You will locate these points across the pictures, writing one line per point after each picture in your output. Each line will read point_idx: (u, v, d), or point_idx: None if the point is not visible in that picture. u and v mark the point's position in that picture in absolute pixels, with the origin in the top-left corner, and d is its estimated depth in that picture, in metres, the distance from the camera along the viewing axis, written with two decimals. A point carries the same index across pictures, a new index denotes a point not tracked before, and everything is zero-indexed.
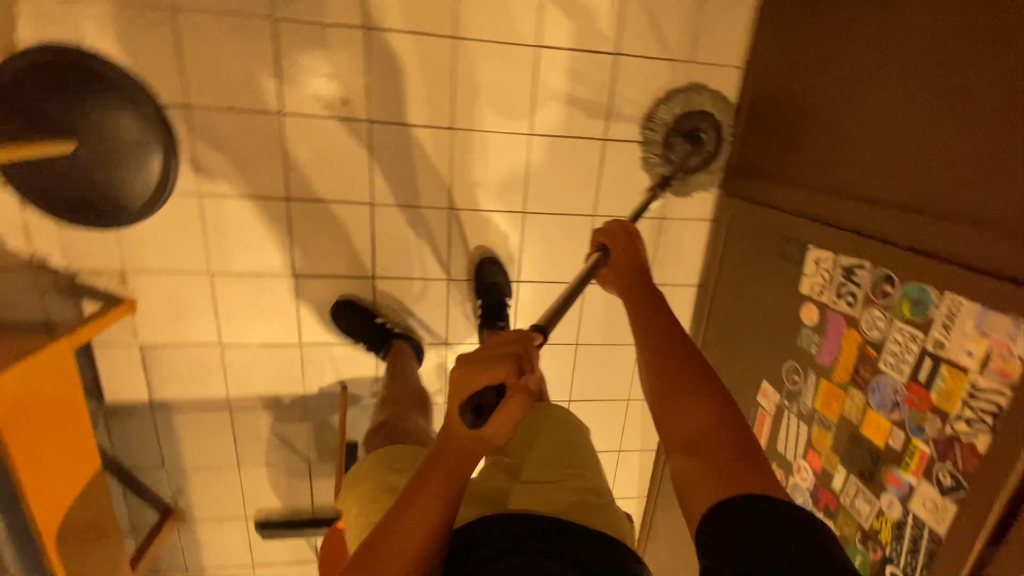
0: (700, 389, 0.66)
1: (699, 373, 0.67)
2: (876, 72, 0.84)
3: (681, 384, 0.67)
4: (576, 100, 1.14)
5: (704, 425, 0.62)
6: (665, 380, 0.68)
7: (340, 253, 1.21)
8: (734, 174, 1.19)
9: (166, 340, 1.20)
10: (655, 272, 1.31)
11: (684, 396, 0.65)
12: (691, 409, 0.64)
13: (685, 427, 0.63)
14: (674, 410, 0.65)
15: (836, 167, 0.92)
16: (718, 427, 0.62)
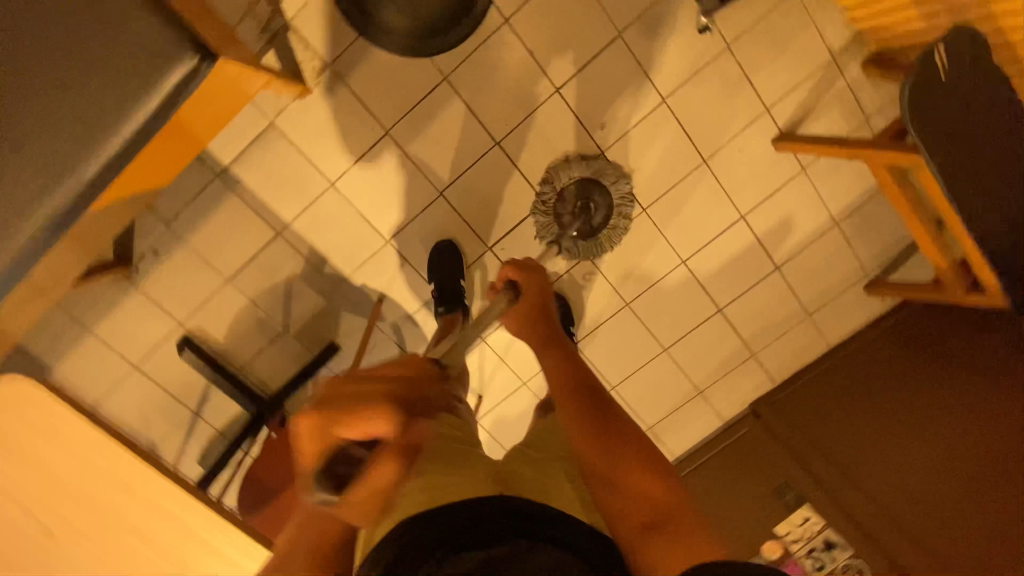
0: (617, 440, 0.62)
1: (609, 407, 0.67)
2: (942, 437, 1.17)
3: (594, 434, 0.63)
4: (727, 270, 1.32)
5: (638, 471, 0.59)
6: (596, 441, 0.62)
7: (483, 209, 1.24)
8: (770, 407, 1.39)
9: (293, 139, 1.15)
10: (660, 425, 1.43)
11: (607, 442, 0.62)
12: (631, 461, 0.60)
13: (635, 497, 0.58)
14: (609, 472, 0.60)
15: (872, 468, 1.22)
16: (667, 494, 0.59)
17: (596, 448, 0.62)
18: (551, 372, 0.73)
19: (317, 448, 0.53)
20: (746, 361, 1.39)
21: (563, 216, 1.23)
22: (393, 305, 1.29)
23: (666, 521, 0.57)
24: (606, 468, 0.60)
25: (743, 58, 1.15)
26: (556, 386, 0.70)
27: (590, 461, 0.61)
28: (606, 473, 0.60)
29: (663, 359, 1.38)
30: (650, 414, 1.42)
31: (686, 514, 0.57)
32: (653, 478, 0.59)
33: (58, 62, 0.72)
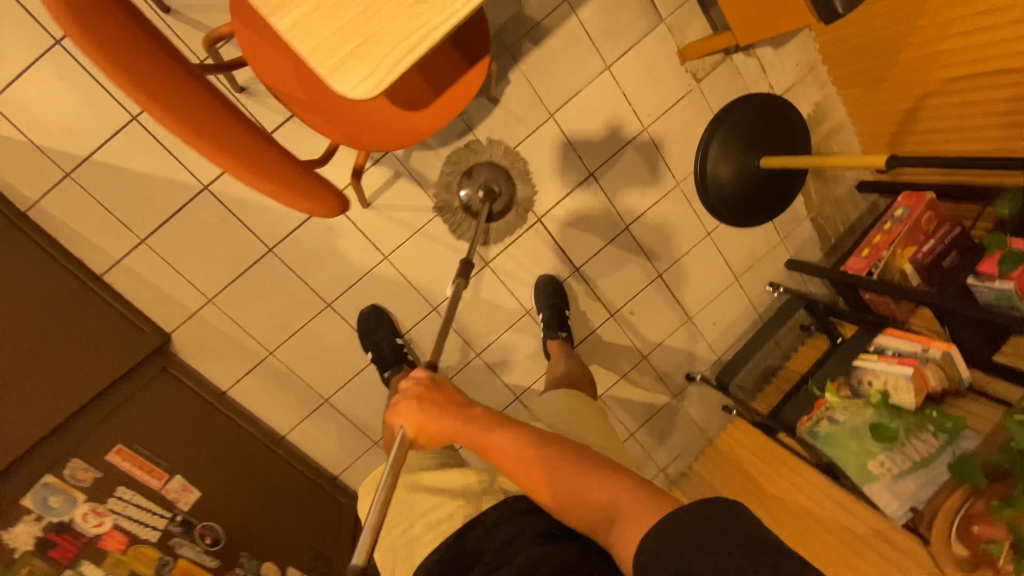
0: (580, 471, 0.68)
1: (563, 448, 0.71)
2: None
3: (567, 476, 0.68)
4: None
5: (596, 489, 0.65)
6: (563, 479, 0.68)
7: (570, 214, 1.31)
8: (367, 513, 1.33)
9: (646, 38, 1.23)
10: (331, 411, 1.27)
11: (581, 470, 0.68)
12: (589, 481, 0.66)
13: (602, 518, 0.64)
14: (575, 498, 0.66)
15: None
16: (625, 504, 0.63)
17: (574, 464, 0.69)
18: (496, 443, 0.73)
19: None
20: None
21: (471, 203, 1.22)
22: (483, 110, 1.18)
23: (618, 517, 0.62)
24: (565, 504, 0.67)
25: (666, 408, 1.54)
26: (501, 459, 0.72)
27: (550, 500, 0.68)
28: (564, 508, 0.67)
29: None
30: (345, 398, 1.27)
31: (639, 501, 0.62)
32: (608, 503, 0.64)
33: None
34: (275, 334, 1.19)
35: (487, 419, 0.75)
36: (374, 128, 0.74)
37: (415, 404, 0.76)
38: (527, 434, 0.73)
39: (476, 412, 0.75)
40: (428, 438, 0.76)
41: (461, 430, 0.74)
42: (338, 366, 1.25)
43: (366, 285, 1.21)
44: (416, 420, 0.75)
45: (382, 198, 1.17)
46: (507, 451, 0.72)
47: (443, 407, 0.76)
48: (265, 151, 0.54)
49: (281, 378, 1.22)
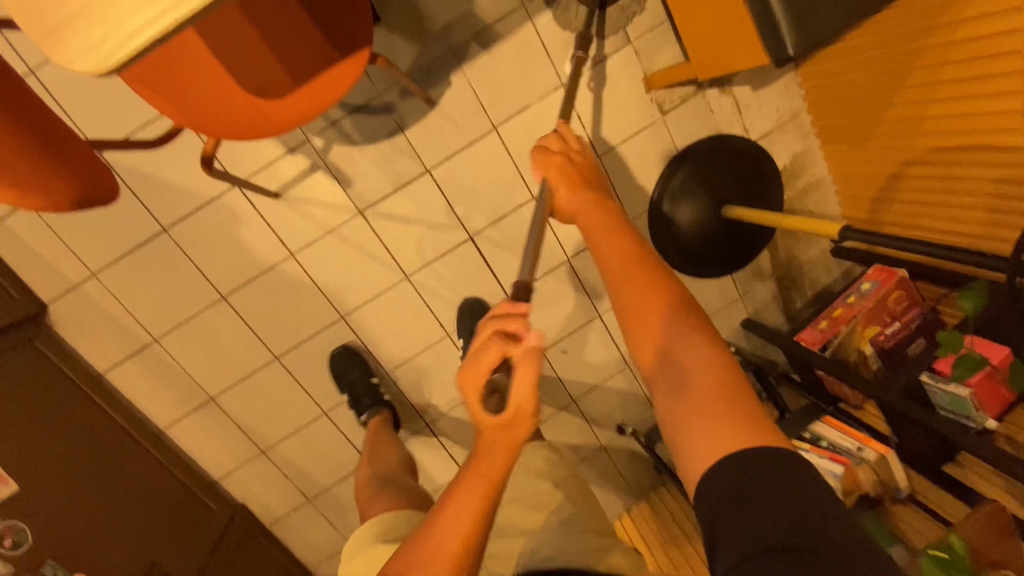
0: (660, 296, 0.56)
1: (642, 270, 0.59)
2: None
3: (638, 312, 0.56)
4: None
5: (669, 328, 0.54)
6: (637, 303, 0.57)
7: (506, 236, 1.20)
8: (242, 525, 1.22)
9: (609, 59, 1.12)
10: (216, 410, 1.18)
11: (654, 301, 0.56)
12: (654, 316, 0.56)
13: (669, 370, 0.53)
14: (657, 343, 0.55)
15: None
16: (702, 359, 0.52)
17: (666, 297, 0.56)
18: (603, 241, 0.63)
19: (484, 369, 0.52)
20: (301, 496, 1.27)
21: (546, 37, 1.08)
22: (417, 112, 1.08)
23: (688, 385, 0.51)
24: (655, 326, 0.55)
25: (592, 458, 1.42)
26: (602, 257, 0.62)
27: (635, 336, 0.57)
28: (642, 335, 0.56)
29: (311, 409, 1.21)
30: (233, 398, 1.18)
31: (723, 384, 0.50)
32: (699, 352, 0.52)
33: None
34: (161, 320, 1.10)
35: (586, 228, 0.67)
36: (220, 112, 0.64)
37: (558, 159, 0.74)
38: (614, 241, 0.63)
39: (586, 200, 0.70)
40: (563, 211, 0.73)
41: (586, 215, 0.68)
42: (228, 363, 1.15)
43: (268, 282, 1.12)
44: (563, 184, 0.72)
45: (296, 192, 1.08)
46: (609, 251, 0.62)
47: (589, 173, 0.74)
48: (38, 158, 0.49)
49: (164, 367, 1.13)
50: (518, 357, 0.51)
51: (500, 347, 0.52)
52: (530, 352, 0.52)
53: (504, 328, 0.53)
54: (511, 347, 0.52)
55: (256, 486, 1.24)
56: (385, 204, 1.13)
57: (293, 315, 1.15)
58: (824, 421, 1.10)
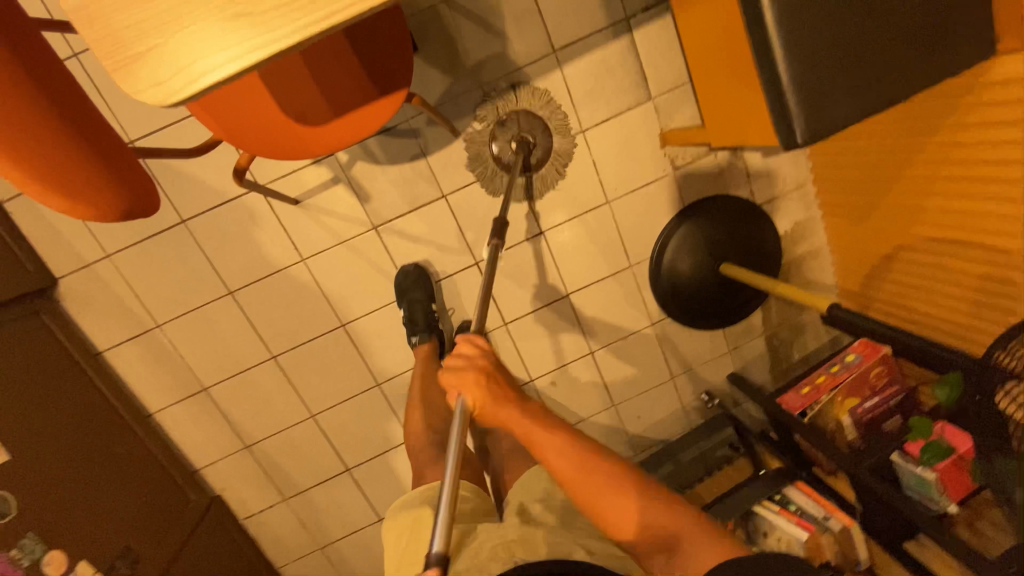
0: (618, 487, 0.70)
1: (592, 466, 0.70)
2: None
3: (613, 507, 0.69)
4: (386, 478, 1.33)
5: (636, 513, 0.69)
6: (602, 500, 0.69)
7: (511, 266, 1.24)
8: (216, 516, 1.24)
9: (630, 112, 1.17)
10: (207, 400, 1.20)
11: (620, 495, 0.69)
12: (624, 506, 0.69)
13: (654, 547, 0.69)
14: (627, 527, 0.69)
15: None
16: (677, 527, 0.68)
17: (623, 488, 0.70)
18: (545, 439, 0.72)
19: None
20: (277, 494, 1.29)
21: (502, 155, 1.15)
22: (441, 140, 1.12)
23: (677, 549, 0.67)
24: (626, 522, 0.69)
25: None
26: (552, 467, 0.72)
27: (623, 529, 0.69)
28: (624, 529, 0.69)
29: (300, 410, 1.24)
30: (225, 391, 1.20)
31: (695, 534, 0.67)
32: (672, 525, 0.68)
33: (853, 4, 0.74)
34: (166, 307, 1.13)
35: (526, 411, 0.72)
36: (258, 128, 0.67)
37: (474, 381, 0.70)
38: (558, 441, 0.71)
39: (514, 399, 0.72)
40: (483, 416, 0.72)
41: (517, 423, 0.72)
42: (226, 357, 1.18)
43: (276, 283, 1.15)
44: (477, 396, 0.70)
45: (315, 201, 1.12)
46: (558, 458, 0.71)
47: (498, 383, 0.72)
48: (96, 178, 0.53)
49: (162, 352, 1.16)
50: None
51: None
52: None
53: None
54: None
55: (235, 479, 1.26)
56: (398, 222, 1.16)
57: (295, 318, 1.18)
58: (796, 487, 1.12)
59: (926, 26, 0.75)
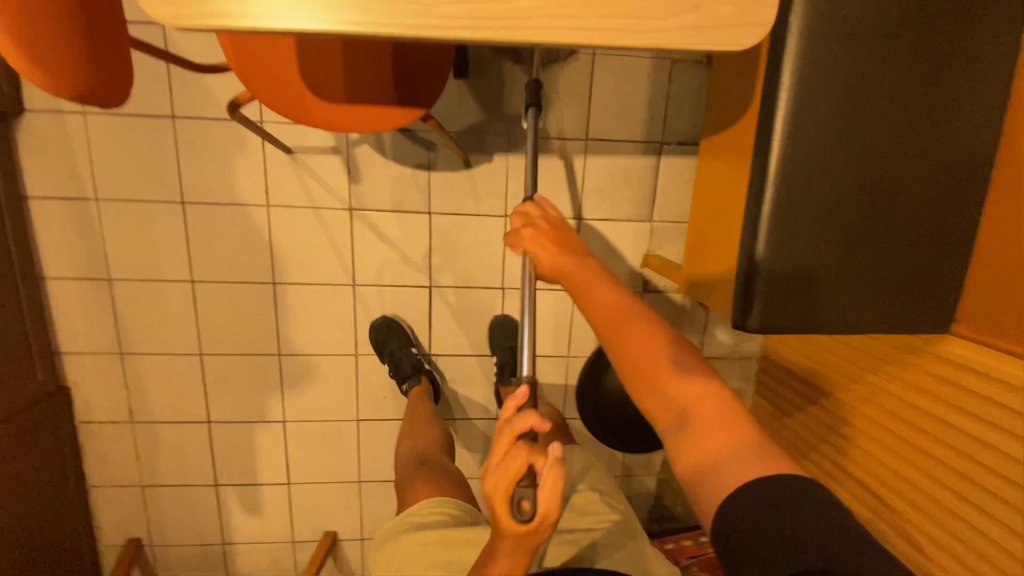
0: (655, 345, 0.61)
1: (640, 318, 0.64)
2: None
3: (648, 344, 0.61)
4: (243, 446, 1.26)
5: (668, 376, 0.59)
6: (638, 351, 0.61)
7: (460, 305, 1.23)
8: (54, 407, 1.16)
9: (628, 223, 1.21)
10: (107, 293, 1.14)
11: (660, 343, 0.62)
12: (659, 348, 0.61)
13: (679, 415, 0.57)
14: (651, 389, 0.60)
15: None
16: (703, 403, 0.57)
17: (660, 338, 0.62)
18: (590, 286, 0.68)
19: (510, 480, 0.57)
20: (129, 414, 1.22)
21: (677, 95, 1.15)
22: (450, 163, 1.14)
23: (694, 436, 0.55)
24: (637, 346, 0.62)
25: None
26: (592, 307, 0.67)
27: (646, 362, 0.61)
28: (648, 386, 0.60)
29: (192, 342, 1.18)
30: (129, 292, 1.15)
31: (736, 423, 0.55)
32: (700, 399, 0.57)
33: (847, 226, 0.78)
34: (114, 188, 1.09)
35: (586, 266, 0.71)
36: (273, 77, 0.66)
37: (532, 233, 0.76)
38: (607, 290, 0.67)
39: (578, 257, 0.72)
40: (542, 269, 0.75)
41: (569, 271, 0.71)
42: (147, 260, 1.13)
43: (231, 215, 1.12)
44: (539, 248, 0.74)
45: (307, 160, 1.10)
46: (599, 303, 0.66)
47: (569, 245, 0.74)
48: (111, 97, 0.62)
49: (88, 228, 1.11)
50: (518, 444, 0.58)
51: (514, 433, 0.58)
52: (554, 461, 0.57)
53: (525, 433, 0.58)
54: (535, 429, 0.58)
55: (95, 379, 1.19)
56: (375, 215, 1.16)
57: (233, 254, 1.14)
58: None
59: (896, 274, 0.80)
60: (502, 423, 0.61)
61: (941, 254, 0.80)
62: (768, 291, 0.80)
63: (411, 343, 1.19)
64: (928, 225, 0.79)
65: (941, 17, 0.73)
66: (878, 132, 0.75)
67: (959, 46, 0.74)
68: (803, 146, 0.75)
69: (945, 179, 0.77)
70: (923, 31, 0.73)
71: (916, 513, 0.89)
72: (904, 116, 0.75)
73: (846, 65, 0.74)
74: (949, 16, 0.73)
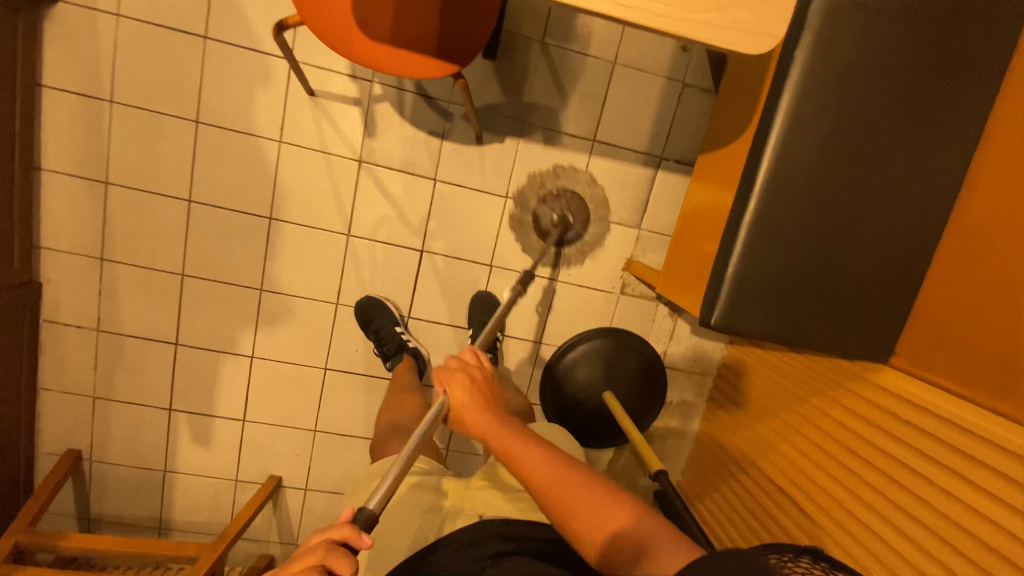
0: (596, 499, 0.67)
1: (570, 468, 0.71)
2: None
3: (583, 490, 0.68)
4: (205, 375, 1.26)
5: (606, 516, 0.66)
6: (572, 506, 0.68)
7: (446, 274, 1.27)
8: (20, 299, 1.13)
9: (618, 226, 1.28)
10: (100, 195, 1.14)
11: (590, 491, 0.68)
12: (591, 500, 0.67)
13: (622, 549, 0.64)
14: (591, 520, 0.66)
15: None
16: (645, 535, 0.64)
17: (585, 484, 0.69)
18: (518, 445, 0.74)
19: (287, 573, 0.57)
20: (96, 320, 1.20)
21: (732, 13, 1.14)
22: (463, 136, 1.20)
23: (643, 551, 0.64)
24: (573, 497, 0.68)
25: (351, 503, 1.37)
26: (522, 466, 0.72)
27: (578, 516, 0.67)
28: (586, 528, 0.66)
29: (175, 261, 1.18)
30: (123, 199, 1.14)
31: (668, 541, 0.64)
32: (639, 529, 0.65)
33: (816, 246, 0.86)
34: (132, 92, 1.10)
35: (508, 424, 0.77)
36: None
37: (456, 378, 0.80)
38: (530, 452, 0.73)
39: (501, 416, 0.78)
40: (462, 414, 0.79)
41: (490, 430, 0.76)
42: (148, 170, 1.13)
43: (243, 143, 1.14)
44: (462, 394, 0.79)
45: (327, 104, 1.14)
46: (527, 457, 0.72)
47: (489, 399, 0.81)
48: None
49: (97, 126, 1.11)
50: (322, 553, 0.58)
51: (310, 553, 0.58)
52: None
53: (334, 540, 0.60)
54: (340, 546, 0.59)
55: (69, 278, 1.18)
56: (382, 170, 1.19)
57: (235, 181, 1.16)
58: None
59: (850, 300, 0.89)
60: (319, 538, 0.61)
61: (891, 288, 0.89)
62: (736, 293, 0.87)
63: (398, 322, 1.24)
64: (883, 261, 0.88)
65: (923, 78, 0.83)
66: (855, 167, 0.84)
67: (934, 105, 0.84)
68: (786, 170, 0.84)
69: (904, 214, 0.87)
70: (906, 87, 0.83)
71: (843, 537, 0.94)
72: (879, 157, 0.85)
73: (836, 102, 0.83)
74: (931, 78, 0.84)
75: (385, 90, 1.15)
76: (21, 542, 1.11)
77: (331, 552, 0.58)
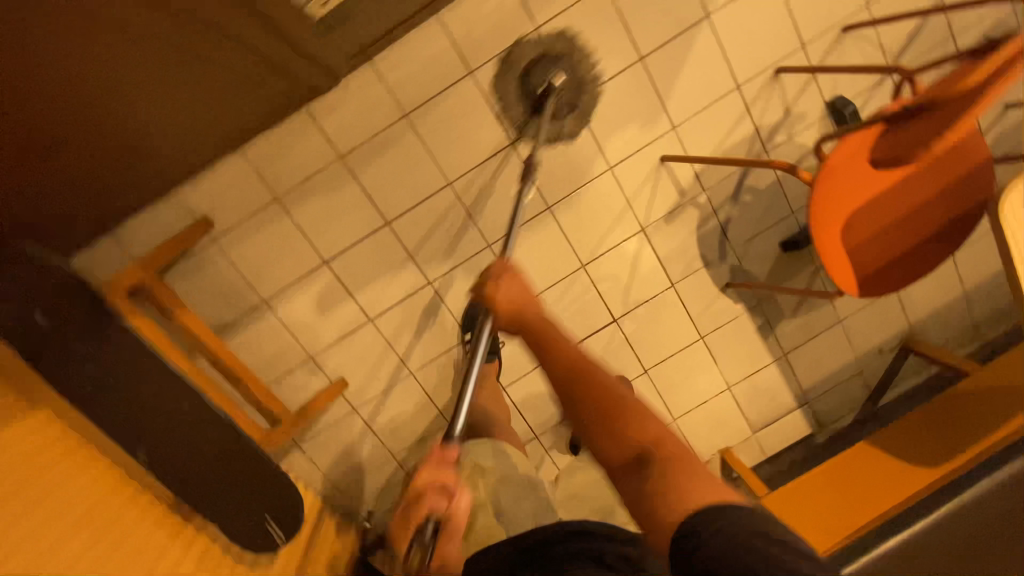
0: (629, 404, 0.67)
1: (574, 351, 0.72)
2: None
3: (607, 389, 0.68)
4: (380, 263, 1.23)
5: (634, 424, 0.65)
6: (603, 405, 0.67)
7: (612, 351, 1.36)
8: (318, 85, 1.06)
9: (742, 421, 1.45)
10: (455, 75, 1.13)
11: (620, 395, 0.68)
12: (634, 409, 0.67)
13: (638, 473, 0.63)
14: (612, 438, 0.66)
15: None
16: (671, 443, 0.64)
17: (595, 378, 0.69)
18: (558, 338, 0.73)
19: (427, 503, 0.63)
20: (346, 149, 1.15)
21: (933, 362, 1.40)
22: (716, 277, 1.34)
23: (658, 467, 0.62)
24: (596, 416, 0.67)
25: (376, 450, 1.34)
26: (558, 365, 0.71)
27: (623, 437, 0.65)
28: (620, 446, 0.65)
29: (454, 168, 1.19)
30: (468, 94, 1.15)
31: (688, 462, 0.62)
32: (659, 440, 0.64)
33: None
34: (557, 37, 1.14)
35: (539, 321, 0.74)
36: (918, 135, 0.78)
37: (494, 286, 0.74)
38: (563, 343, 0.72)
39: (530, 312, 0.74)
40: (502, 313, 0.74)
41: (529, 331, 0.75)
42: (507, 96, 1.16)
43: (586, 144, 1.21)
44: (498, 294, 0.74)
45: (664, 175, 1.25)
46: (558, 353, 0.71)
47: (525, 293, 0.75)
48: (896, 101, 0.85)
49: (508, 32, 1.12)
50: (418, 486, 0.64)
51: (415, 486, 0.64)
52: (438, 499, 0.64)
53: (432, 483, 0.64)
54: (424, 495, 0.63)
55: (361, 101, 1.13)
56: (649, 248, 1.30)
57: (554, 161, 1.21)
58: None
59: None
60: (420, 475, 0.64)
61: None
62: None
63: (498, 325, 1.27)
64: None
65: None
66: None
67: None
68: None
69: None
70: None
71: None
72: None
73: None
74: None
75: (705, 203, 1.28)
76: (147, 283, 0.96)
77: (427, 489, 0.63)
